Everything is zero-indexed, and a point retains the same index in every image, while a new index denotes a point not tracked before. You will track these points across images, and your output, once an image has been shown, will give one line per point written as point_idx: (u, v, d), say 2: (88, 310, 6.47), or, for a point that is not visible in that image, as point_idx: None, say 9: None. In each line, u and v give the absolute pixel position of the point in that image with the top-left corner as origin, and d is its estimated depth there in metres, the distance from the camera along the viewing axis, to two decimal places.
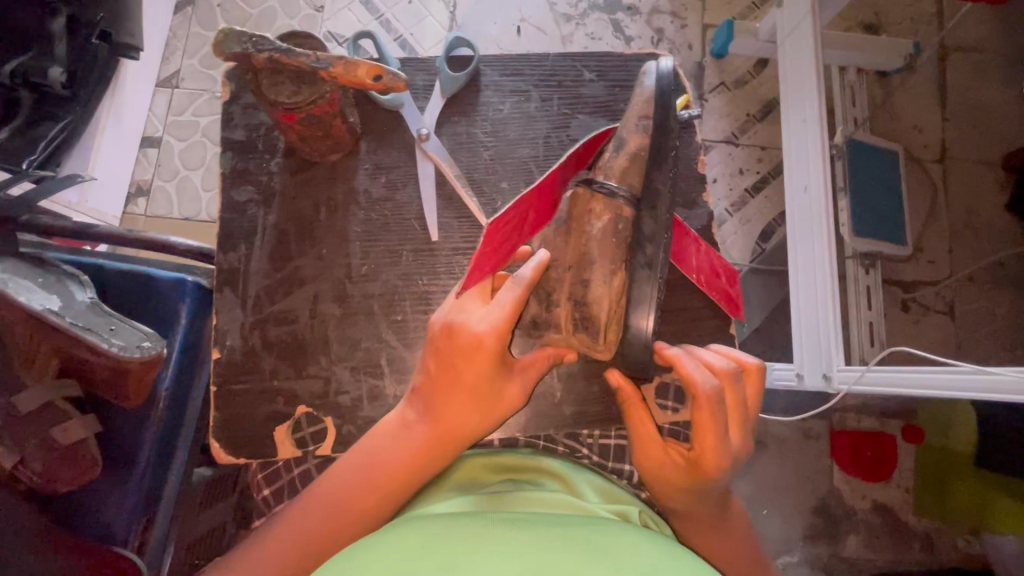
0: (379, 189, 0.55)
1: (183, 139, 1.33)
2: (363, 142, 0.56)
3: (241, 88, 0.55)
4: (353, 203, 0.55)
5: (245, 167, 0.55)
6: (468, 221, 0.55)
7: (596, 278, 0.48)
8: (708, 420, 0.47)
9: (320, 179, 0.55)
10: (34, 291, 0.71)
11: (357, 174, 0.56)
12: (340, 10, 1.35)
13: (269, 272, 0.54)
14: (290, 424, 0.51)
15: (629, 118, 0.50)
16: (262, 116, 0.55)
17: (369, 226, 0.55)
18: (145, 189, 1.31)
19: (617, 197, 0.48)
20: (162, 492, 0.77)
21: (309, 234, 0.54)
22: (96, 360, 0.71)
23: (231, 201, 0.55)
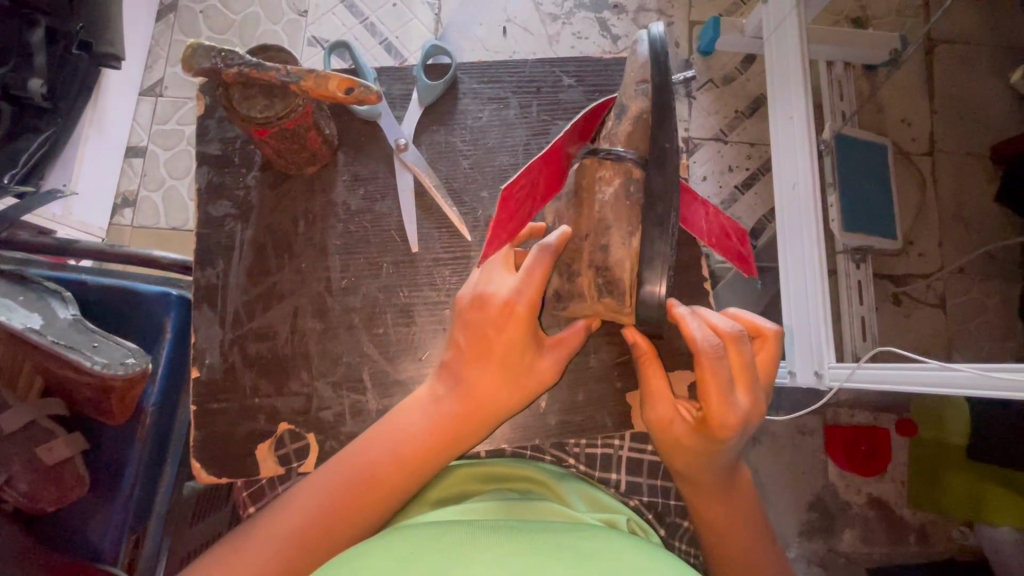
0: (358, 201, 0.55)
1: (168, 148, 1.32)
2: (340, 153, 0.56)
3: (215, 102, 0.55)
4: (331, 216, 0.54)
5: (222, 181, 0.54)
6: (447, 232, 0.55)
7: (620, 239, 0.48)
8: (711, 379, 0.46)
9: (298, 192, 0.54)
10: (14, 309, 0.71)
11: (335, 186, 0.55)
12: (324, 14, 1.34)
13: (247, 288, 0.53)
14: (272, 442, 0.51)
15: (627, 83, 0.48)
16: (237, 129, 0.55)
17: (348, 238, 0.54)
18: (131, 200, 1.30)
19: (625, 160, 0.47)
20: (150, 509, 0.77)
21: (287, 248, 0.53)
22: (80, 378, 0.70)
23: (208, 217, 0.54)
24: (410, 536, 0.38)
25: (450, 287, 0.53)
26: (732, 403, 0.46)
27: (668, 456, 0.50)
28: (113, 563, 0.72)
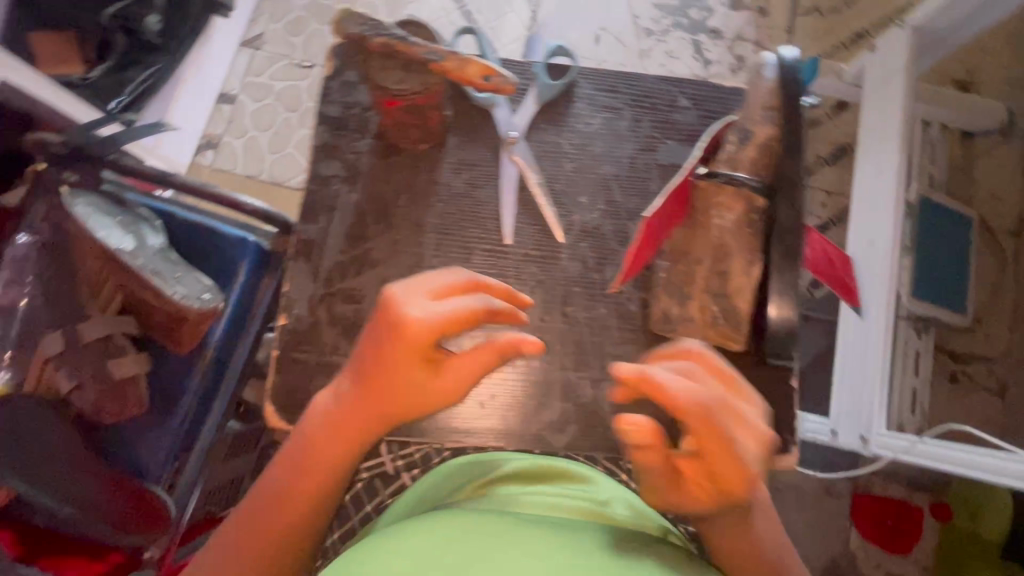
0: (460, 185, 0.56)
1: (257, 99, 1.36)
2: (451, 136, 0.57)
3: (343, 66, 0.57)
4: (433, 195, 0.55)
5: (335, 144, 0.56)
6: (541, 230, 0.55)
7: (736, 270, 0.48)
8: (716, 437, 0.34)
9: (406, 166, 0.56)
10: (111, 229, 0.75)
11: (441, 168, 0.56)
12: None
13: (343, 250, 0.55)
14: None
15: (752, 107, 0.50)
16: (358, 96, 0.57)
17: (446, 219, 0.55)
18: (214, 143, 1.34)
19: (745, 187, 0.47)
20: (195, 441, 0.79)
21: (387, 219, 0.55)
22: (158, 305, 0.74)
23: (317, 174, 0.56)
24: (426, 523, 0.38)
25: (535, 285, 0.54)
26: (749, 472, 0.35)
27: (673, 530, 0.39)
28: (155, 486, 0.76)
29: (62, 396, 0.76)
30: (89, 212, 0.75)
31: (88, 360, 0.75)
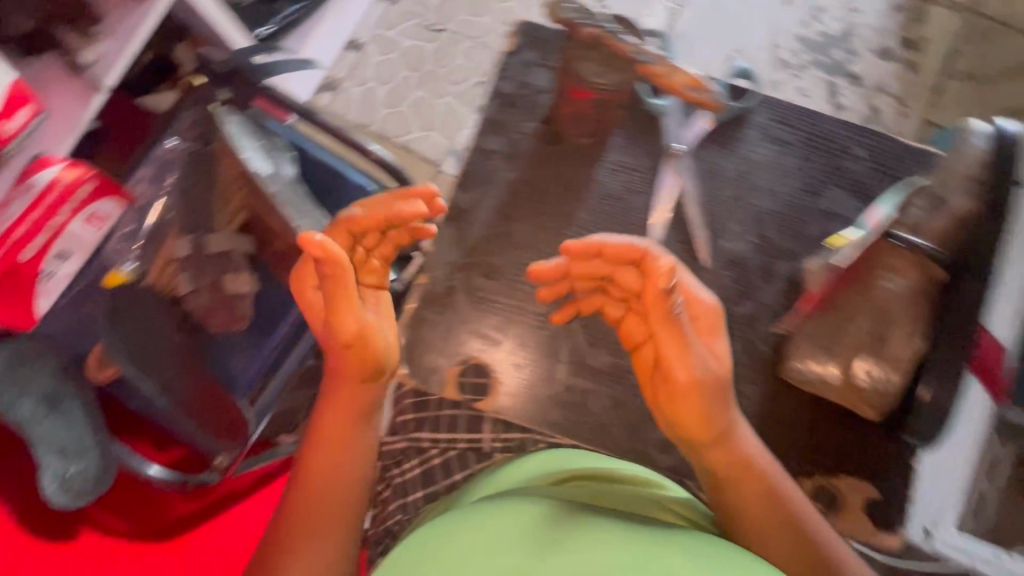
0: (615, 185, 0.61)
1: (382, 53, 1.39)
2: (613, 137, 0.62)
3: (523, 57, 0.64)
4: (587, 190, 0.62)
5: (503, 124, 0.63)
6: (688, 248, 0.61)
7: (904, 329, 0.56)
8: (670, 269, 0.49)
9: (571, 159, 0.61)
10: (255, 152, 0.79)
11: (600, 167, 0.61)
12: None
13: (491, 223, 0.60)
14: (457, 369, 0.59)
15: (949, 175, 0.58)
16: (534, 88, 0.63)
17: (596, 214, 0.60)
18: (333, 86, 1.38)
19: (924, 251, 0.57)
20: (280, 366, 0.82)
21: (540, 202, 0.61)
22: (283, 232, 0.78)
23: (481, 148, 0.62)
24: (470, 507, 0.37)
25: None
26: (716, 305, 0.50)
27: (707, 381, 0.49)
28: (241, 400, 0.80)
29: (176, 296, 0.81)
30: (238, 132, 0.79)
31: (210, 268, 0.81)
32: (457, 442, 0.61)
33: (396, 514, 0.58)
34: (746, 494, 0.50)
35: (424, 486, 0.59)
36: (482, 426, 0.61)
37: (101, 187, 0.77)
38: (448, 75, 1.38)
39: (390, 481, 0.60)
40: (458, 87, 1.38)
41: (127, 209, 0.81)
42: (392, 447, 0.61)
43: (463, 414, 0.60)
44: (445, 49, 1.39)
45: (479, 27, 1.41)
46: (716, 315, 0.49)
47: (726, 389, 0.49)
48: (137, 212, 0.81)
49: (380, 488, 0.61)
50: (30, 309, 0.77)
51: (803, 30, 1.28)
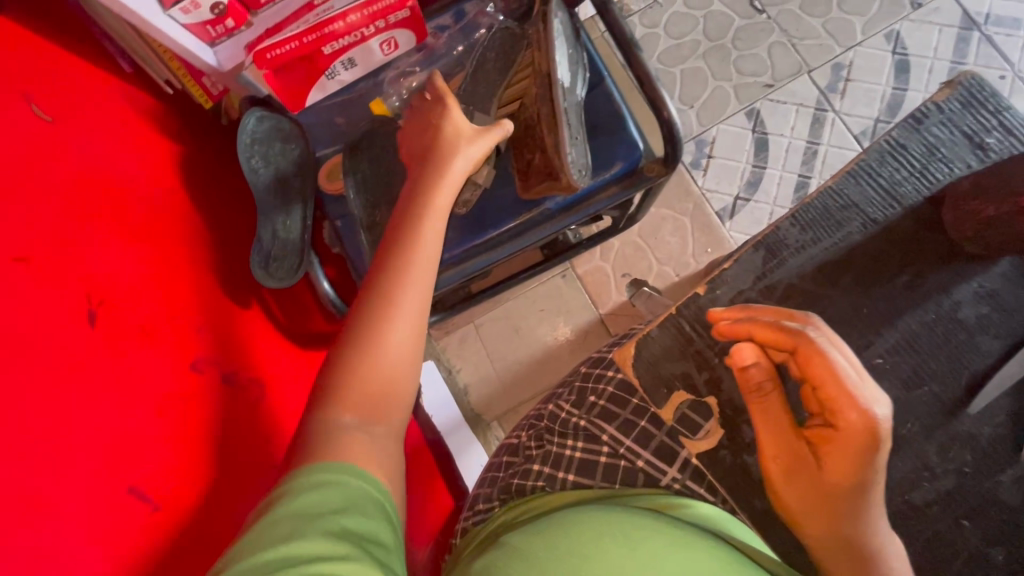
0: (973, 317, 0.49)
1: (689, 5, 1.25)
2: (1006, 259, 0.49)
3: (942, 113, 0.51)
4: (940, 296, 0.49)
5: (879, 181, 0.51)
6: (1013, 423, 0.48)
7: None
8: (815, 367, 0.42)
9: (929, 251, 0.50)
10: (563, 56, 0.72)
11: (964, 283, 0.49)
12: (930, 29, 1.20)
13: (806, 275, 0.51)
14: (686, 398, 0.51)
15: None
16: (934, 156, 0.51)
17: (930, 333, 0.49)
18: (623, 13, 1.25)
19: None
20: (466, 262, 0.81)
21: (872, 284, 0.50)
22: (544, 148, 0.74)
23: (839, 190, 0.52)
24: (685, 554, 0.42)
25: (948, 462, 0.48)
26: (864, 428, 0.41)
27: (823, 476, 0.44)
28: None
29: None
30: (560, 28, 0.72)
31: None
32: (638, 458, 0.53)
33: (539, 478, 0.54)
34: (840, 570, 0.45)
35: (581, 469, 0.53)
36: (669, 460, 0.52)
37: (411, 20, 0.79)
38: (740, 61, 1.24)
39: (550, 447, 0.55)
40: (743, 78, 1.23)
41: (416, 48, 0.85)
42: (570, 419, 0.55)
43: (659, 435, 0.53)
44: (754, 33, 1.24)
45: (802, 26, 1.23)
46: (867, 438, 0.41)
47: (862, 503, 0.43)
48: (422, 56, 0.86)
49: (531, 443, 0.56)
50: (304, 96, 0.83)
51: None
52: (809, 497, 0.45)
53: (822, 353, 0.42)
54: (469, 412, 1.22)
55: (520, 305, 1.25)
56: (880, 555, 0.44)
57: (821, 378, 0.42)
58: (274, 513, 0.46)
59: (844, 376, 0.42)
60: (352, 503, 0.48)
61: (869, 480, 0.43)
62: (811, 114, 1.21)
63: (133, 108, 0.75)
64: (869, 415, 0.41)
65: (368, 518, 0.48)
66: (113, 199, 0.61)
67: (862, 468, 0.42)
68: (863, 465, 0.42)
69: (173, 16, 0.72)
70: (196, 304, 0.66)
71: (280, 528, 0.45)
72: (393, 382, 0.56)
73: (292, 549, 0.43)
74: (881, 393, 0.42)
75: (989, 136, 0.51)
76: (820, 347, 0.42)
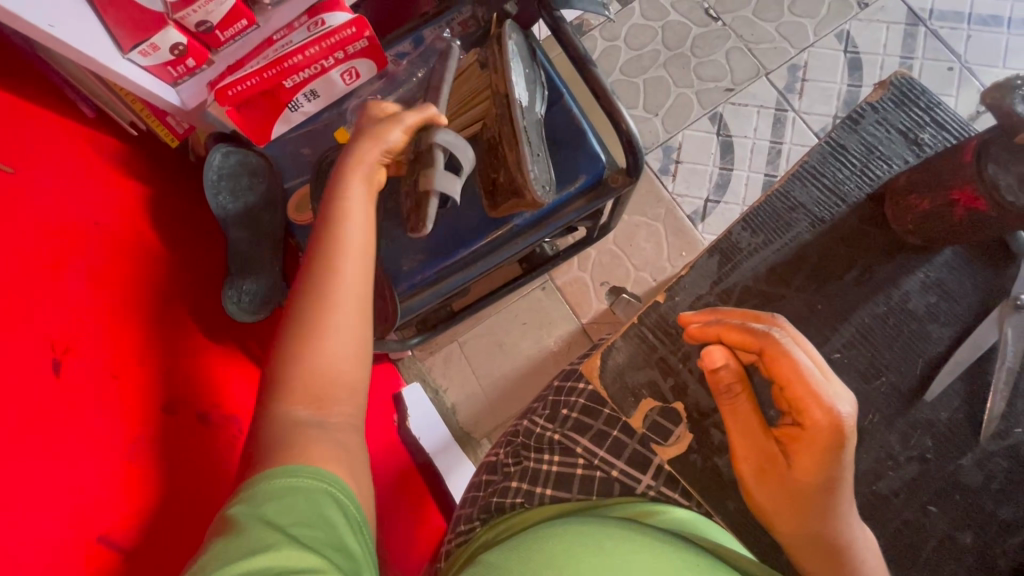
0: (921, 307, 0.51)
1: (646, 17, 1.29)
2: (948, 250, 0.51)
3: (878, 112, 0.53)
4: (888, 289, 0.51)
5: (823, 181, 0.53)
6: (969, 407, 0.49)
7: None
8: (784, 368, 0.44)
9: (876, 245, 0.52)
10: (520, 77, 0.74)
11: (912, 275, 0.51)
12: (878, 26, 1.24)
13: (760, 276, 0.52)
14: (656, 405, 0.51)
15: None
16: (874, 155, 0.53)
17: (883, 325, 0.51)
18: (582, 28, 1.29)
19: None
20: (439, 281, 0.83)
21: (823, 282, 0.51)
22: (507, 166, 0.75)
23: (787, 192, 0.53)
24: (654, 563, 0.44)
25: (911, 449, 0.49)
26: (832, 426, 0.43)
27: (795, 475, 0.45)
28: (397, 297, 0.80)
29: None
30: (515, 50, 0.74)
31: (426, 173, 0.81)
32: (612, 467, 0.53)
33: (517, 493, 0.54)
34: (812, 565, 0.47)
35: (558, 483, 0.54)
36: (642, 468, 0.54)
37: (369, 50, 0.81)
38: (699, 68, 1.27)
39: (527, 462, 0.55)
40: (704, 84, 1.26)
41: (378, 76, 0.87)
42: (545, 434, 0.55)
43: (632, 443, 0.54)
44: (711, 40, 1.27)
45: (757, 31, 1.27)
46: (832, 435, 0.43)
47: (832, 499, 0.44)
48: (383, 83, 0.88)
49: (509, 460, 0.57)
50: (267, 130, 0.85)
51: None
52: (778, 494, 0.46)
53: (788, 354, 0.43)
54: (458, 431, 1.22)
55: (502, 320, 1.26)
56: (850, 546, 0.46)
57: (787, 378, 0.44)
58: (242, 520, 0.48)
59: (808, 375, 0.43)
60: (319, 515, 0.49)
61: (835, 475, 0.44)
62: (772, 115, 1.24)
63: (98, 151, 0.75)
64: (832, 412, 0.42)
65: (330, 526, 0.49)
66: (80, 247, 0.61)
67: (829, 466, 0.43)
68: (829, 460, 0.43)
69: (133, 59, 0.73)
70: (165, 342, 0.66)
71: (250, 537, 0.46)
72: (342, 377, 0.57)
73: (259, 562, 0.45)
74: (842, 389, 0.43)
75: (923, 131, 0.53)
76: (785, 347, 0.44)
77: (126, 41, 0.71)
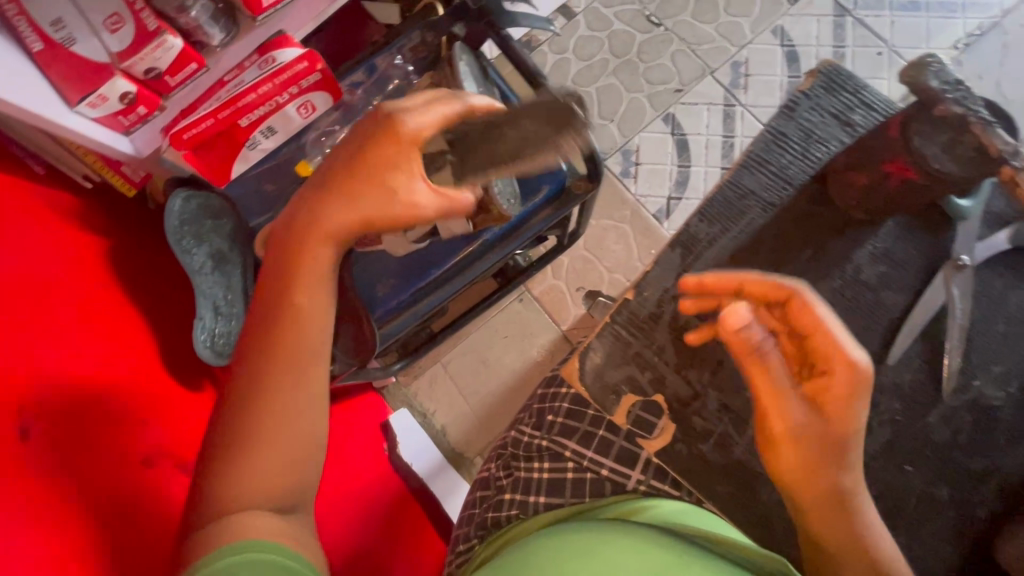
0: (874, 278, 0.54)
1: (591, 29, 1.33)
2: (892, 222, 0.54)
3: (816, 96, 0.56)
4: (841, 265, 0.54)
5: (770, 167, 0.56)
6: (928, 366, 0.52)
7: None
8: (807, 317, 0.45)
9: (826, 223, 0.54)
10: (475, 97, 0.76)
11: (865, 245, 0.54)
12: (809, 19, 1.30)
13: (722, 264, 0.54)
14: (636, 400, 0.52)
15: None
16: (816, 137, 0.56)
17: (840, 299, 0.53)
18: (531, 44, 1.33)
19: None
20: (415, 304, 0.83)
21: (781, 265, 0.54)
22: None
23: (738, 181, 0.56)
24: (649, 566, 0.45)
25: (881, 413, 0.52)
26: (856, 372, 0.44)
27: (822, 431, 0.46)
28: (375, 324, 0.80)
29: None
30: (467, 72, 0.76)
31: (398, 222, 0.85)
32: (601, 467, 0.55)
33: (512, 506, 0.54)
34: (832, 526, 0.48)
35: (550, 490, 0.54)
36: (631, 463, 0.55)
37: (323, 83, 0.82)
38: (647, 72, 1.31)
39: (518, 473, 0.56)
40: (654, 87, 1.31)
41: (334, 107, 0.88)
42: (533, 442, 0.56)
43: (618, 441, 0.55)
44: (655, 45, 1.32)
45: (698, 33, 1.32)
46: (854, 383, 0.44)
47: (851, 450, 0.46)
48: (341, 113, 0.88)
49: (500, 473, 0.57)
50: (228, 172, 0.85)
51: None
52: (803, 450, 0.47)
53: (810, 305, 0.45)
54: (450, 452, 1.21)
55: (483, 336, 1.26)
56: (854, 496, 0.48)
57: (810, 328, 0.45)
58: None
59: (828, 324, 0.45)
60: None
61: (852, 427, 0.46)
62: (721, 110, 1.29)
63: (54, 209, 0.74)
64: (856, 360, 0.44)
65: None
66: (42, 307, 0.59)
67: (851, 415, 0.45)
68: (853, 409, 0.45)
69: (82, 111, 0.72)
70: (142, 394, 0.66)
71: None
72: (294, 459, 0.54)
73: None
74: (853, 340, 0.46)
75: (856, 113, 0.56)
76: (806, 300, 0.46)
77: (73, 95, 0.71)
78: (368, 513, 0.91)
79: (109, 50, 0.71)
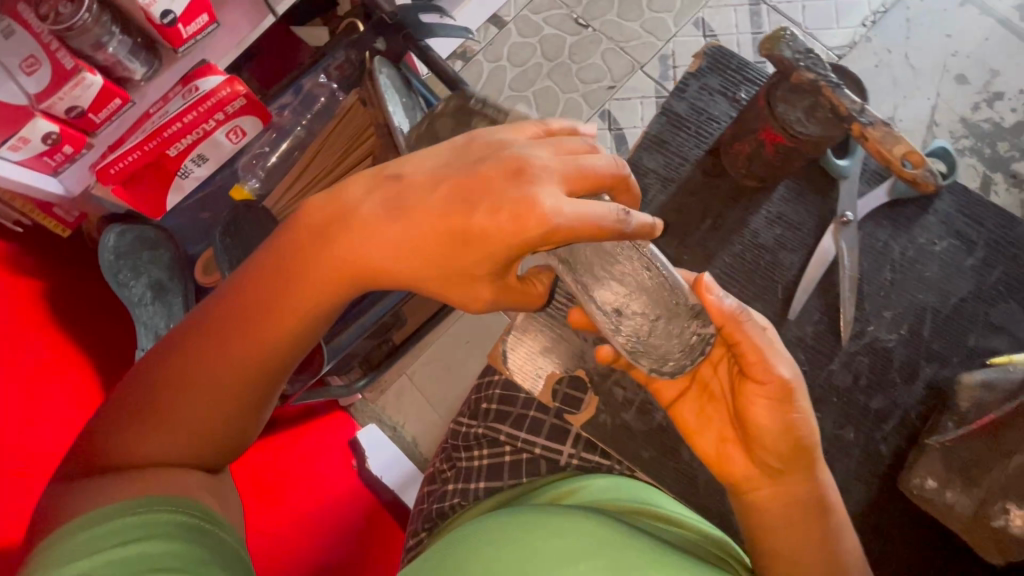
0: None
1: (523, 36, 1.37)
2: None
3: (704, 76, 0.74)
4: None
5: (669, 150, 0.74)
6: None
7: None
8: (742, 337, 0.49)
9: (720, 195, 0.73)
10: (398, 106, 0.78)
11: (756, 215, 0.72)
12: (727, 8, 1.36)
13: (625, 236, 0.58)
14: (555, 376, 0.65)
15: None
16: (706, 113, 0.74)
17: None
18: (466, 55, 1.37)
19: None
20: (363, 315, 0.85)
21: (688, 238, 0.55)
22: None
23: (642, 166, 0.73)
24: (578, 518, 0.50)
25: None
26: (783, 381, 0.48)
27: (762, 436, 0.48)
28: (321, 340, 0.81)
29: None
30: (387, 83, 0.78)
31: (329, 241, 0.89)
32: (535, 446, 0.62)
33: (455, 495, 0.61)
34: (787, 529, 0.48)
35: (489, 475, 0.61)
36: (562, 439, 0.64)
37: (249, 107, 0.82)
38: (580, 72, 1.36)
39: (459, 464, 0.63)
40: (588, 86, 1.35)
41: (265, 130, 0.89)
42: (471, 432, 0.64)
43: (548, 419, 0.64)
44: (585, 45, 1.37)
45: (625, 31, 1.37)
46: (782, 389, 0.48)
47: (803, 453, 0.48)
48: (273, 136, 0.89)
49: (445, 466, 0.64)
50: (161, 204, 0.86)
51: (970, 114, 1.20)
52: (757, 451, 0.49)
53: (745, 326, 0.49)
54: (423, 462, 1.21)
55: (445, 344, 1.27)
56: (813, 499, 0.49)
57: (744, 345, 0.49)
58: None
59: (759, 341, 0.49)
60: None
61: (790, 425, 0.48)
62: (654, 103, 1.34)
63: None
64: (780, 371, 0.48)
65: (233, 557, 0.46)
66: None
67: (788, 417, 0.48)
68: (784, 409, 0.48)
69: (4, 155, 0.72)
70: (66, 426, 0.66)
71: None
72: (227, 430, 0.50)
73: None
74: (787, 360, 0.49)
75: (739, 91, 0.74)
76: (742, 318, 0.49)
77: None
78: (342, 527, 0.91)
79: (27, 93, 0.71)
